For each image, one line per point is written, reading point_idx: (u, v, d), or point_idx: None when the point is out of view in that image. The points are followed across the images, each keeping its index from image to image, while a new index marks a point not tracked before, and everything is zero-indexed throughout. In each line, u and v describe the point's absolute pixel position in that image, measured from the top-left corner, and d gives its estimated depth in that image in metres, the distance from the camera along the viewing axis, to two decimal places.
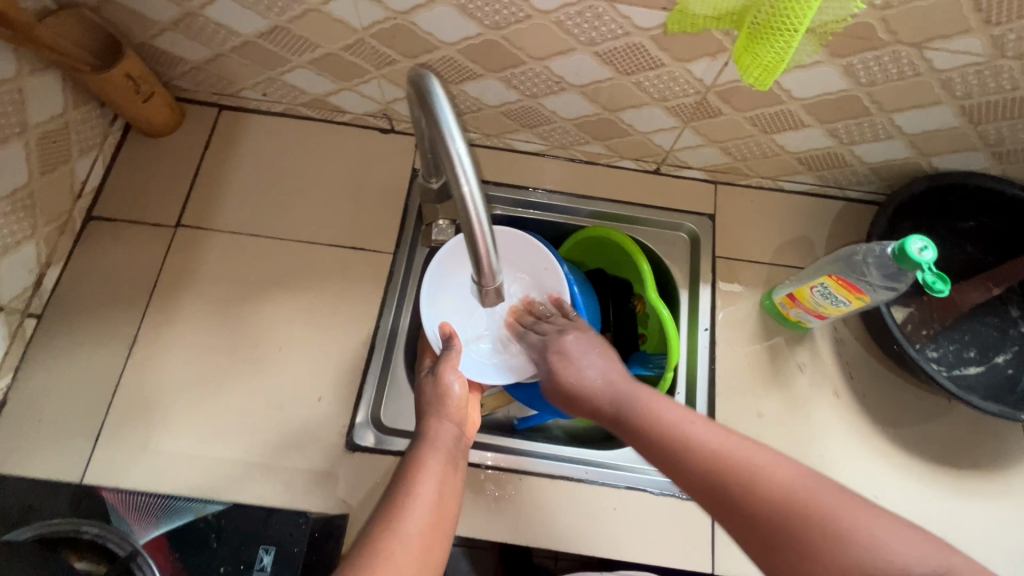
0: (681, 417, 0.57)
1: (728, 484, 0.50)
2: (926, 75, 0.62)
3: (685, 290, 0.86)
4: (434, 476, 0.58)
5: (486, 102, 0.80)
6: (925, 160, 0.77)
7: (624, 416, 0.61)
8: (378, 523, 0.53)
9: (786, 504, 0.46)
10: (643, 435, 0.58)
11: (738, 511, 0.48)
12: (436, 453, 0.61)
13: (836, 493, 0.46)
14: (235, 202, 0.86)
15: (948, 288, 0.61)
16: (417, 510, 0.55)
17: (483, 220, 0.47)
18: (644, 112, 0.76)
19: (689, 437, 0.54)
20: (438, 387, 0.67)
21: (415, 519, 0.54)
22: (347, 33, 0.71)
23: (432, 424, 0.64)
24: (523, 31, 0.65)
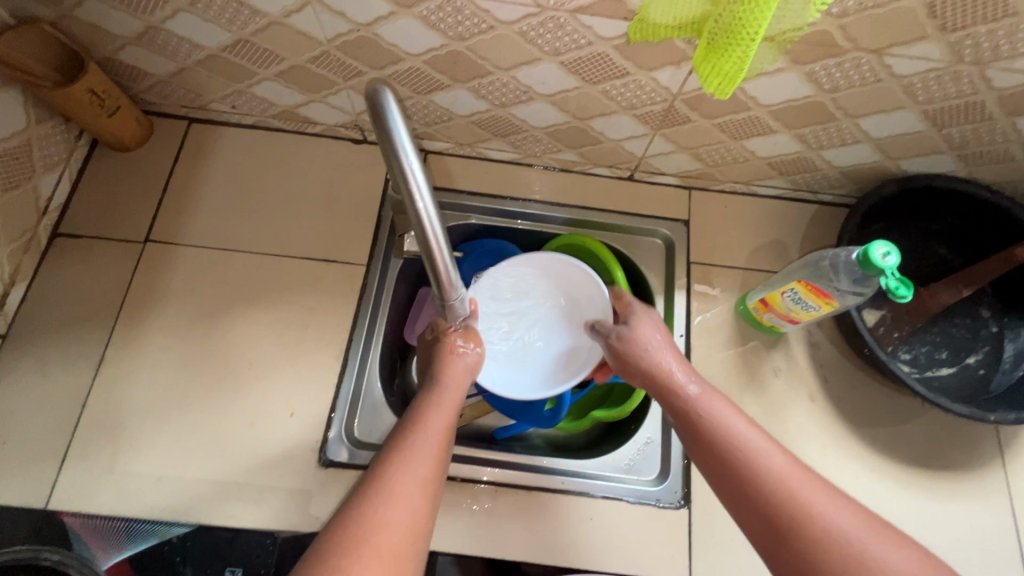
0: (747, 431, 0.56)
1: (785, 508, 0.50)
2: (888, 81, 0.63)
3: (660, 296, 0.85)
4: (439, 425, 0.57)
5: (457, 112, 0.79)
6: (893, 164, 0.77)
7: (695, 416, 0.60)
8: (388, 453, 0.53)
9: (839, 552, 0.47)
10: (710, 432, 0.57)
11: (788, 533, 0.49)
12: (450, 399, 0.61)
13: (886, 539, 0.47)
14: (204, 216, 0.85)
15: (911, 294, 0.61)
16: (426, 446, 0.54)
17: (439, 236, 0.47)
18: (614, 120, 0.76)
19: (756, 455, 0.54)
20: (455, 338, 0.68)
21: (422, 468, 0.52)
22: (312, 46, 0.70)
23: (447, 369, 0.65)
24: (488, 42, 0.65)
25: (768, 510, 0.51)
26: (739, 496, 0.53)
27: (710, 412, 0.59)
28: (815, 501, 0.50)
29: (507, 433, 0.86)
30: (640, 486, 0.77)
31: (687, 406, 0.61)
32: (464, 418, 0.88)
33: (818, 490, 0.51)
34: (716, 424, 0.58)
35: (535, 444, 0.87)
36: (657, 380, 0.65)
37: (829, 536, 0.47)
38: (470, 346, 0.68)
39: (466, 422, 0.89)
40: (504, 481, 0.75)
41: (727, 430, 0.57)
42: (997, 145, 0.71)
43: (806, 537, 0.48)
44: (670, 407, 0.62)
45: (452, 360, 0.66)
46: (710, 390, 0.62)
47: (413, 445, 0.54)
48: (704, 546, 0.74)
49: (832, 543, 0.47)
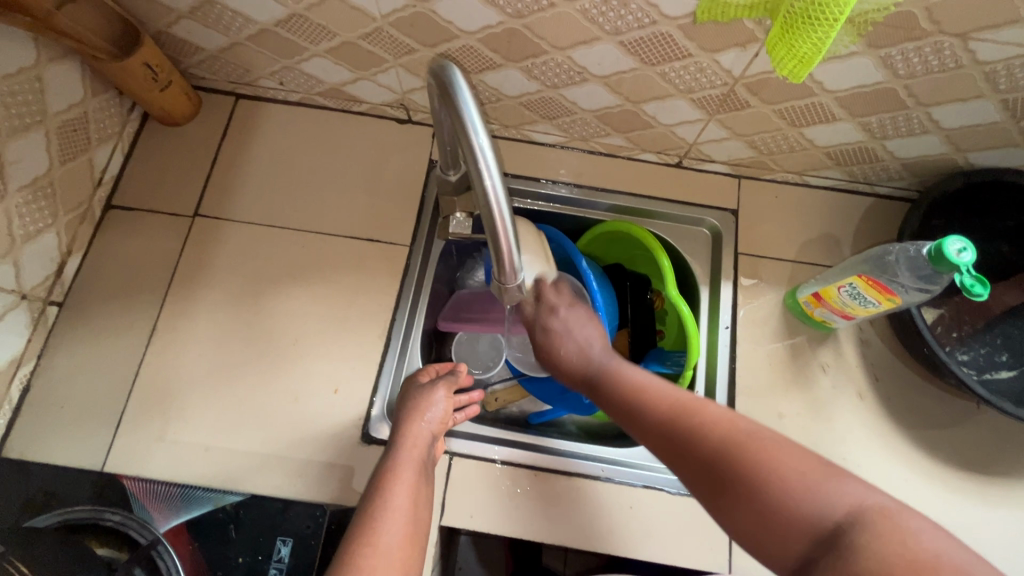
0: (641, 377, 0.59)
1: (678, 433, 0.52)
2: (969, 67, 0.59)
3: (705, 287, 0.84)
4: (406, 485, 0.61)
5: (506, 92, 0.78)
6: (961, 156, 0.74)
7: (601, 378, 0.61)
8: (359, 530, 0.57)
9: (728, 455, 0.48)
10: (614, 390, 0.59)
11: (687, 453, 0.51)
12: (411, 463, 0.64)
13: (763, 432, 0.49)
14: (252, 192, 0.86)
15: (986, 293, 0.57)
16: (392, 519, 0.58)
17: (505, 213, 0.46)
18: (668, 104, 0.74)
19: (647, 394, 0.56)
20: (424, 400, 0.70)
21: (393, 529, 0.57)
22: (365, 22, 0.70)
23: (404, 433, 0.67)
24: (547, 21, 0.63)
25: (666, 437, 0.53)
26: (645, 431, 0.55)
27: (610, 369, 0.61)
28: (696, 420, 0.52)
29: (541, 419, 0.89)
30: None
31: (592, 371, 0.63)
32: (498, 401, 0.91)
33: (701, 407, 0.53)
34: (619, 380, 0.59)
35: (570, 430, 0.90)
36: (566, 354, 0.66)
37: (712, 438, 0.50)
38: (432, 411, 0.69)
39: (500, 405, 0.91)
40: (539, 464, 0.76)
41: (627, 383, 0.59)
42: None
43: (700, 449, 0.50)
44: (580, 372, 0.64)
45: (411, 425, 0.67)
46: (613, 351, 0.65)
47: (376, 529, 0.57)
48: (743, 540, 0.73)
49: (718, 445, 0.49)
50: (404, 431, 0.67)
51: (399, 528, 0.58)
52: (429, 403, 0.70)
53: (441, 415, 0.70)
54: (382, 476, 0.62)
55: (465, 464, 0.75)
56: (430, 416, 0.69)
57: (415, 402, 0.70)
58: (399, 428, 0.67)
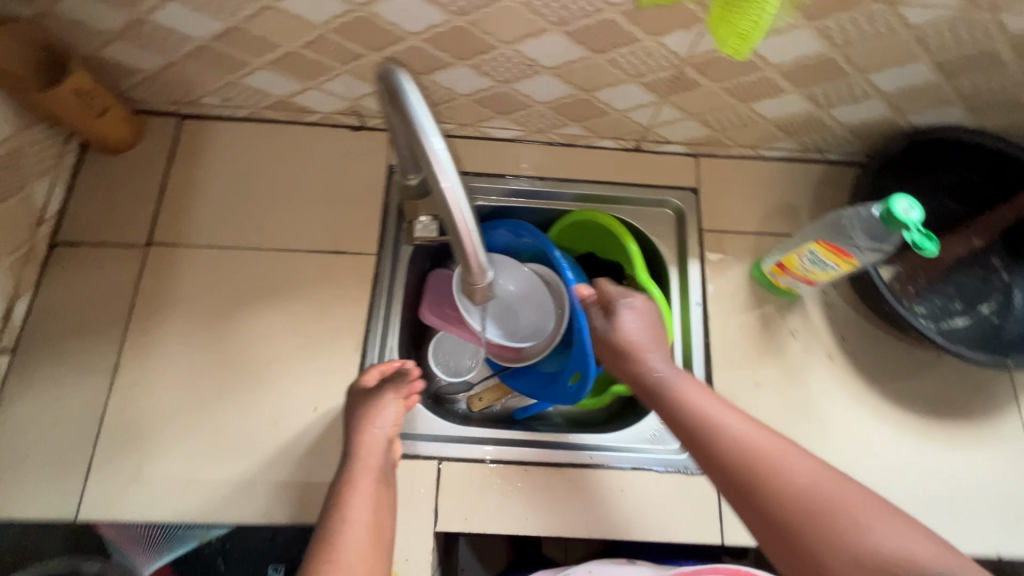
0: (710, 406, 0.60)
1: (755, 470, 0.54)
2: (901, 32, 0.62)
3: (674, 267, 0.85)
4: (366, 497, 0.60)
5: (459, 91, 0.78)
6: (902, 118, 0.77)
7: (666, 398, 0.62)
8: (319, 550, 0.56)
9: (802, 507, 0.51)
10: (678, 412, 0.60)
11: (755, 491, 0.53)
12: (365, 475, 0.63)
13: (849, 492, 0.52)
14: (206, 215, 0.83)
15: (937, 248, 0.58)
16: (352, 532, 0.57)
17: (466, 213, 0.46)
18: (621, 90, 0.74)
19: (721, 426, 0.58)
20: (372, 408, 0.68)
21: (354, 541, 0.57)
22: (307, 30, 0.68)
23: (358, 445, 0.66)
24: (492, 16, 0.63)
25: (734, 473, 0.55)
26: (709, 461, 0.57)
27: (680, 389, 0.61)
28: (786, 465, 0.54)
29: (526, 414, 0.90)
30: (668, 455, 0.77)
31: (656, 388, 0.63)
32: (482, 401, 0.92)
33: (782, 450, 0.55)
34: (686, 403, 0.60)
35: (556, 422, 0.91)
36: (625, 365, 0.66)
37: (789, 490, 0.53)
38: (383, 417, 0.68)
39: (484, 405, 0.92)
40: (529, 459, 0.76)
41: (696, 410, 0.59)
42: (1007, 93, 0.71)
43: (772, 494, 0.53)
44: (639, 387, 0.65)
45: (364, 436, 0.66)
46: (677, 368, 0.64)
47: (335, 545, 0.56)
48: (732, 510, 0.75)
49: (795, 497, 0.52)
50: (356, 443, 0.66)
51: (363, 540, 0.57)
52: (378, 410, 0.68)
53: (394, 419, 0.68)
54: (343, 490, 0.61)
55: (453, 467, 0.75)
56: (382, 422, 0.67)
57: (365, 411, 0.68)
58: (352, 440, 0.66)
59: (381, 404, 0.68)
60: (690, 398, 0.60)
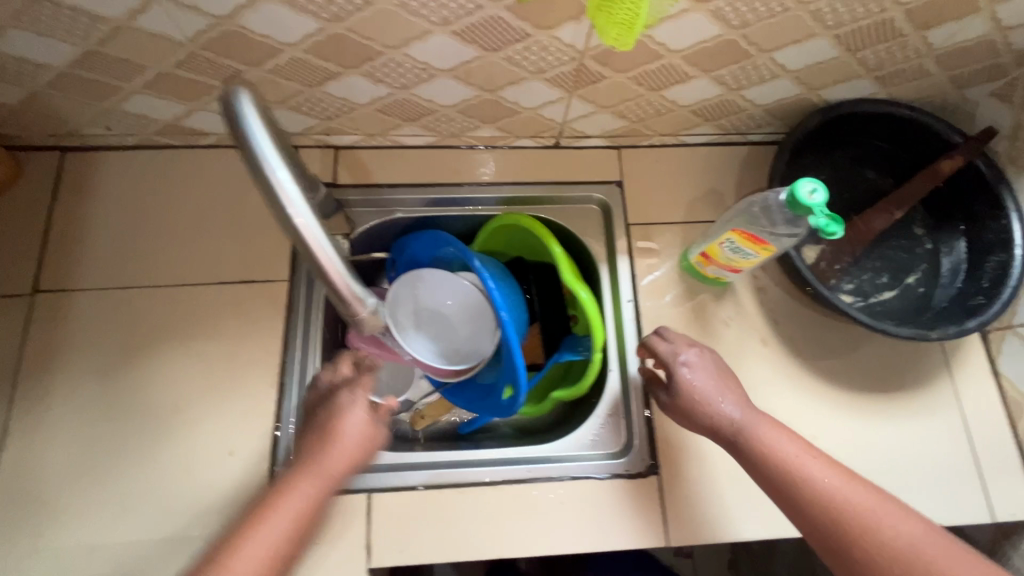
0: (795, 455, 0.60)
1: (845, 526, 0.55)
2: (795, 9, 0.60)
3: (604, 265, 0.83)
4: (304, 492, 0.55)
5: (357, 101, 0.73)
6: (815, 94, 0.75)
7: (746, 453, 0.61)
8: (237, 533, 0.52)
9: (904, 564, 0.52)
10: (761, 466, 0.60)
11: (849, 548, 0.54)
12: (320, 470, 0.56)
13: (941, 545, 0.52)
14: (98, 254, 0.76)
15: (841, 231, 0.57)
16: (272, 525, 0.52)
17: (321, 243, 0.44)
18: (525, 87, 0.71)
19: (806, 479, 0.58)
20: (346, 400, 0.60)
21: (269, 537, 0.52)
22: (174, 49, 0.62)
23: (326, 433, 0.58)
24: (369, 20, 0.59)
25: (829, 529, 0.56)
26: (801, 515, 0.58)
27: (759, 440, 0.61)
28: (876, 514, 0.55)
29: (471, 427, 0.87)
30: (607, 460, 0.74)
31: (735, 440, 0.63)
32: (425, 419, 0.89)
33: (868, 504, 0.56)
34: (767, 456, 0.60)
35: (503, 432, 0.88)
36: (702, 419, 0.64)
37: (887, 547, 0.53)
38: (356, 413, 0.60)
39: (427, 422, 0.90)
40: (462, 480, 0.72)
41: (782, 462, 0.59)
42: (911, 63, 0.70)
43: (867, 551, 0.53)
44: (720, 440, 0.64)
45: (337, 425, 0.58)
46: (756, 414, 0.64)
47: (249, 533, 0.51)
48: (676, 510, 0.72)
49: (895, 554, 0.53)
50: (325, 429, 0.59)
51: (265, 558, 0.51)
52: (351, 403, 0.60)
53: (370, 420, 0.60)
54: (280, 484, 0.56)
55: (382, 498, 0.70)
56: (353, 416, 0.59)
57: (344, 401, 0.60)
58: (321, 423, 0.59)
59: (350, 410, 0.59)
60: (771, 450, 0.60)
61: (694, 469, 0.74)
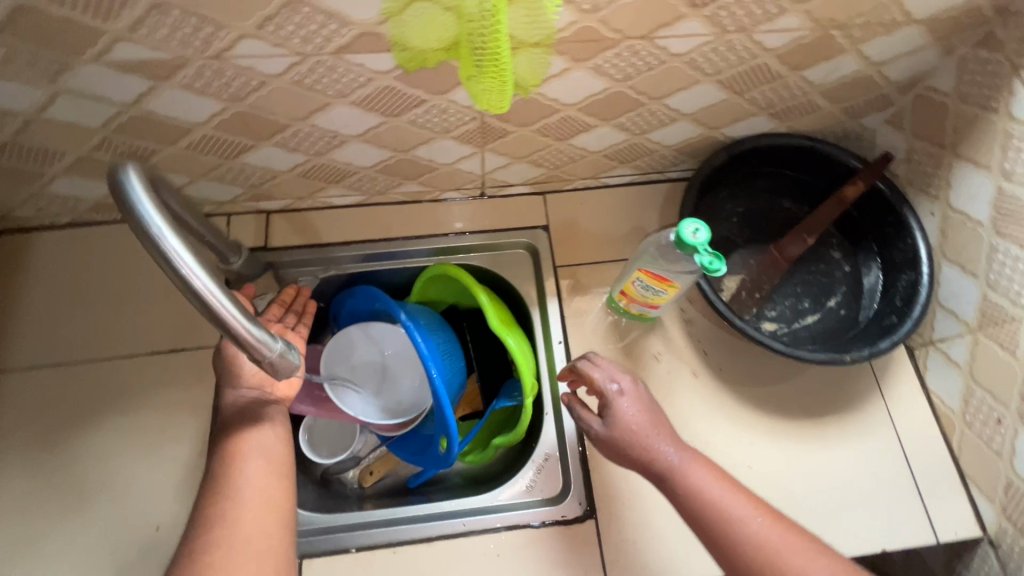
0: (726, 498, 0.58)
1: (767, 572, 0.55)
2: (671, 61, 0.63)
3: (535, 308, 0.84)
4: (257, 433, 0.60)
5: (277, 168, 0.76)
6: (717, 133, 0.79)
7: (679, 492, 0.59)
8: (212, 496, 0.56)
9: None
10: (691, 508, 0.58)
11: None
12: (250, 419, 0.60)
13: None
14: (27, 334, 0.77)
15: (725, 267, 0.60)
16: (250, 469, 0.58)
17: (218, 293, 0.43)
18: (436, 146, 0.74)
19: (736, 523, 0.56)
20: (228, 361, 0.61)
21: (251, 477, 0.57)
22: (88, 134, 0.65)
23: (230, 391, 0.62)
24: (269, 97, 0.62)
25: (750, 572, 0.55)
26: (723, 557, 0.57)
27: (693, 483, 0.58)
28: (792, 560, 0.55)
29: (419, 479, 0.86)
30: (545, 507, 0.73)
31: (667, 481, 0.60)
32: (373, 475, 0.88)
33: (794, 550, 0.55)
34: (698, 497, 0.58)
35: (453, 482, 0.86)
36: (637, 457, 0.60)
37: None
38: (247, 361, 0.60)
39: (375, 479, 0.88)
40: (397, 539, 0.71)
41: (713, 504, 0.57)
42: (798, 99, 0.73)
43: None
44: (651, 477, 0.61)
45: (235, 374, 0.61)
46: (692, 453, 0.61)
47: (232, 485, 0.56)
48: (615, 554, 0.71)
49: None
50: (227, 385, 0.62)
51: (256, 541, 0.54)
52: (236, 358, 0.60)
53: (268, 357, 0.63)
54: (225, 499, 0.55)
55: (313, 564, 0.69)
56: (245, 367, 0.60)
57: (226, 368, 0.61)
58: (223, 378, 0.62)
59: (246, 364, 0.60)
60: (705, 492, 0.58)
61: (632, 509, 0.73)
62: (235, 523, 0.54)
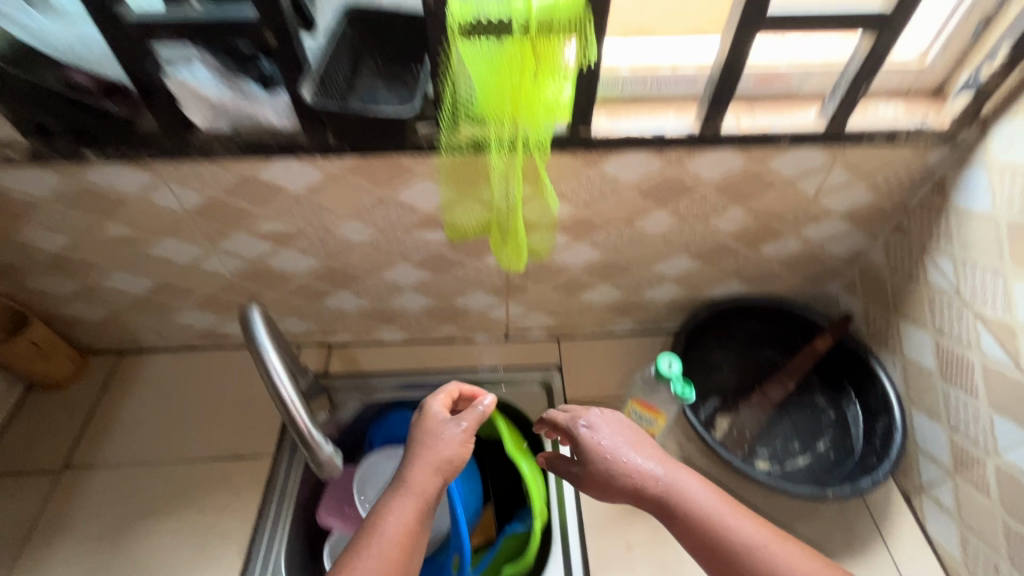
0: (715, 507, 0.61)
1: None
2: (649, 239, 0.84)
3: (548, 437, 0.94)
4: (411, 496, 0.62)
5: (347, 310, 0.97)
6: (700, 294, 0.97)
7: (668, 510, 0.62)
8: (366, 529, 0.60)
9: None
10: (686, 522, 0.60)
11: None
12: (418, 477, 0.63)
13: None
14: (121, 436, 0.93)
15: (695, 396, 0.76)
16: (397, 512, 0.60)
17: (295, 398, 0.63)
18: (471, 296, 0.95)
19: (734, 533, 0.59)
20: (435, 428, 0.67)
21: (397, 519, 0.60)
22: (220, 280, 0.89)
23: (418, 451, 0.66)
24: (352, 257, 0.85)
25: None
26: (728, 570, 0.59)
27: (680, 495, 0.62)
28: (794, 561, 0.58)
29: None
30: None
31: (655, 500, 0.62)
32: None
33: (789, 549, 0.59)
34: (691, 511, 0.61)
35: None
36: (623, 485, 0.64)
37: None
38: (454, 430, 0.67)
39: None
40: None
41: (706, 516, 0.60)
42: (761, 268, 0.92)
43: None
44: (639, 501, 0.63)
45: (426, 448, 0.65)
46: (670, 466, 0.65)
47: (381, 521, 0.60)
48: None
49: None
50: (417, 453, 0.66)
51: None
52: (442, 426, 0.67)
53: (464, 437, 0.67)
54: (367, 532, 0.59)
55: None
56: (446, 434, 0.67)
57: (435, 429, 0.67)
58: (417, 438, 0.67)
59: (448, 427, 0.67)
60: (695, 505, 0.61)
61: None
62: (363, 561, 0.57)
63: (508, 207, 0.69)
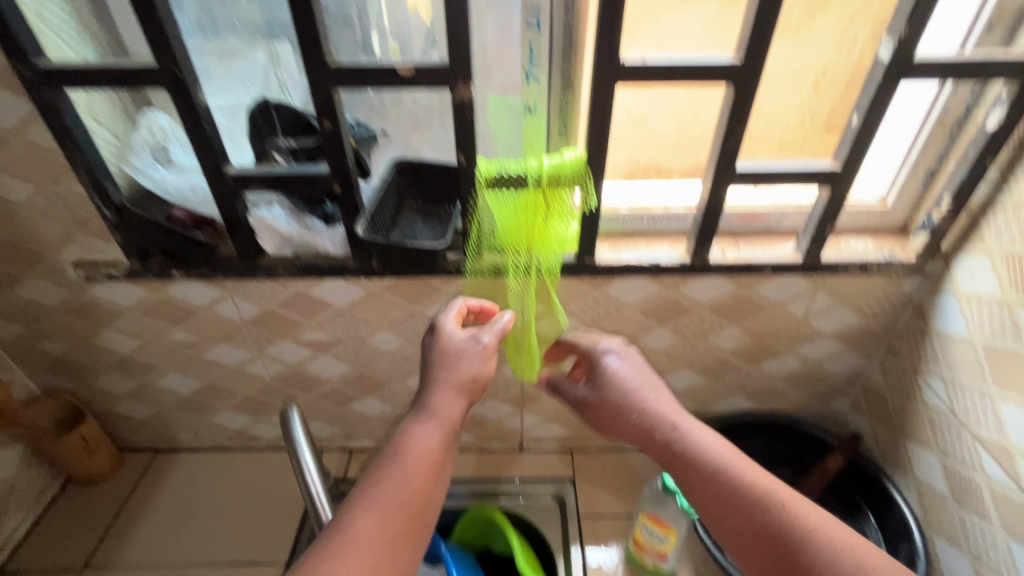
0: (730, 458, 0.60)
1: (782, 527, 0.55)
2: (654, 354, 0.91)
3: (560, 557, 0.94)
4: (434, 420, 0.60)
5: (371, 415, 1.03)
6: (708, 408, 1.00)
7: (678, 453, 0.62)
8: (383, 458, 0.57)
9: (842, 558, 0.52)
10: (694, 465, 0.61)
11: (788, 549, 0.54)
12: (443, 399, 0.62)
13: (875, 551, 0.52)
14: (145, 537, 0.97)
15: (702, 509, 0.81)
16: (421, 433, 0.59)
17: (322, 496, 0.68)
18: (488, 405, 1.00)
19: (746, 482, 0.58)
20: (456, 340, 0.65)
21: (423, 439, 0.58)
22: (260, 382, 0.98)
23: (438, 366, 0.64)
24: (382, 365, 0.94)
25: (768, 528, 0.55)
26: (733, 515, 0.57)
27: (691, 442, 0.62)
28: (813, 514, 0.55)
29: None
30: None
31: (665, 441, 0.63)
32: None
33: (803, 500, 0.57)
34: (703, 456, 0.61)
35: None
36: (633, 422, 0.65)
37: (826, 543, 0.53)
38: (474, 339, 0.65)
39: None
40: None
41: (717, 462, 0.60)
42: (765, 384, 0.96)
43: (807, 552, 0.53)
44: (649, 442, 0.65)
45: (448, 359, 0.64)
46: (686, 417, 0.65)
47: (402, 446, 0.58)
48: None
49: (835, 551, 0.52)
50: (438, 366, 0.64)
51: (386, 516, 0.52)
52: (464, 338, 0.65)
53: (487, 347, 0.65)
54: (388, 458, 0.57)
55: None
56: (467, 342, 0.65)
57: (453, 344, 0.65)
58: (438, 353, 0.65)
59: (469, 340, 0.65)
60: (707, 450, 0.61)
61: None
62: (381, 483, 0.54)
63: (523, 320, 0.77)
